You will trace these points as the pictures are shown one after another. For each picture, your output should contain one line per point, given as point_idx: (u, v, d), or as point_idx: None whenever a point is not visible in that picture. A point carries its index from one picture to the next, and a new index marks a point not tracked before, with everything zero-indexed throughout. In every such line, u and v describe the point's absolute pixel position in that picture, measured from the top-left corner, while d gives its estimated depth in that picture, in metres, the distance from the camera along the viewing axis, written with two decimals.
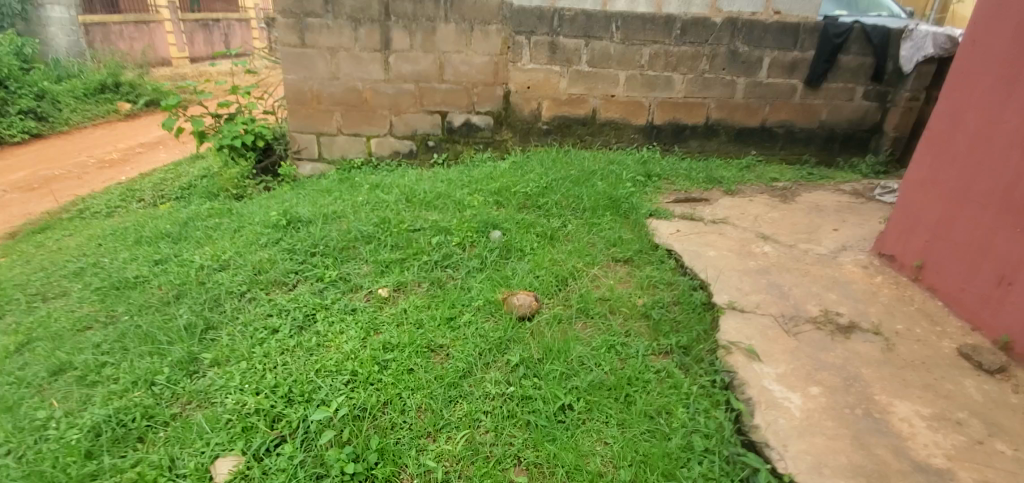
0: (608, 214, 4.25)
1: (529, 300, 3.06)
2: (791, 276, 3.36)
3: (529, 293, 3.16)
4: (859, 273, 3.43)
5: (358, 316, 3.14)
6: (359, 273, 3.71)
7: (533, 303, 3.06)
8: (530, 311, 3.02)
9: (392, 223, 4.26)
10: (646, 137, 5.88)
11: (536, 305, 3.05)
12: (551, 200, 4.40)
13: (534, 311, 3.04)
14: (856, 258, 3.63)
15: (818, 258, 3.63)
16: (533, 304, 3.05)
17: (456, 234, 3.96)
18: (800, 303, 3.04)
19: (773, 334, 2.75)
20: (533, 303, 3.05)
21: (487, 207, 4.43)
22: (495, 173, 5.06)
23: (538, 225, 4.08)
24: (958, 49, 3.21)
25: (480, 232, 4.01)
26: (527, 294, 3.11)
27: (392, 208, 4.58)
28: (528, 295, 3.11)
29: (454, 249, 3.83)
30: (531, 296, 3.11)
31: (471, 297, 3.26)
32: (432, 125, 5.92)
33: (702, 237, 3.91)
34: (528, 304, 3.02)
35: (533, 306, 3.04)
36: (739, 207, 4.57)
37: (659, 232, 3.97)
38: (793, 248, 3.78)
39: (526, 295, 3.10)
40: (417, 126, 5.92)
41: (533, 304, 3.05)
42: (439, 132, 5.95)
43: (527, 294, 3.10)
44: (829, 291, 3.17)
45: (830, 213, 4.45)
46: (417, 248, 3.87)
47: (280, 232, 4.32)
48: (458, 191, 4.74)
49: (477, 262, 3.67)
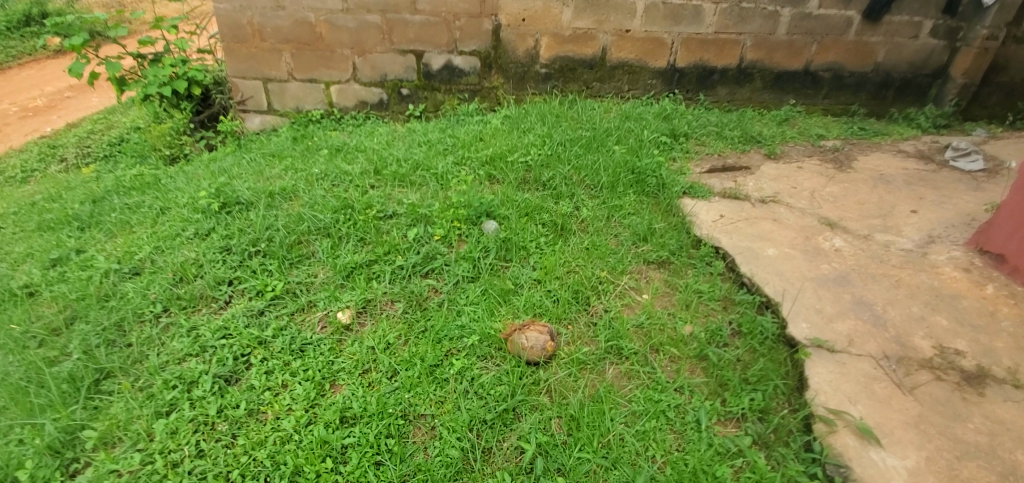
0: (630, 192, 3.37)
1: (544, 340, 2.22)
2: (880, 287, 2.57)
3: (545, 325, 2.33)
4: (962, 280, 2.65)
5: (309, 359, 2.31)
6: (311, 283, 2.82)
7: (549, 343, 2.22)
8: (545, 361, 2.20)
9: (357, 206, 3.31)
10: (666, 83, 4.87)
11: (553, 350, 2.23)
12: (558, 174, 3.48)
13: (551, 358, 2.22)
14: (952, 256, 2.84)
15: (905, 258, 2.82)
16: (550, 348, 2.22)
17: (439, 226, 3.07)
18: (905, 336, 2.27)
19: (883, 391, 2.01)
20: (549, 343, 2.22)
21: (478, 185, 3.50)
22: (485, 134, 4.08)
23: (544, 210, 3.19)
24: None
25: (470, 222, 3.11)
26: (540, 330, 2.26)
27: (358, 184, 3.62)
28: (541, 328, 2.28)
29: (437, 246, 2.96)
30: (547, 330, 2.27)
31: (462, 326, 2.42)
32: (405, 69, 4.81)
33: (753, 226, 3.07)
34: (541, 346, 2.20)
35: (548, 352, 2.21)
36: (788, 179, 3.70)
37: (698, 219, 3.11)
38: (869, 241, 2.97)
39: (539, 332, 2.25)
40: (388, 71, 4.81)
41: (549, 347, 2.22)
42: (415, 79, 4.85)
43: (540, 329, 2.26)
44: (935, 312, 2.40)
45: (900, 185, 3.60)
46: (389, 246, 2.97)
47: (211, 219, 3.36)
48: (440, 161, 3.76)
49: (468, 268, 2.81)
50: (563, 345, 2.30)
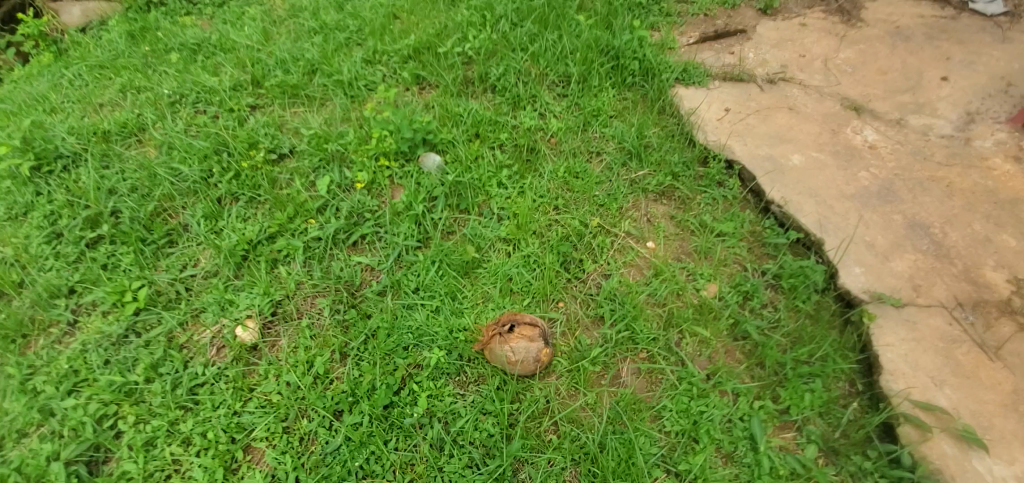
0: (609, 85, 2.54)
1: (539, 349, 1.62)
2: (932, 198, 2.06)
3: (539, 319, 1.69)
4: (1017, 176, 2.17)
5: (207, 416, 1.63)
6: (192, 281, 2.00)
7: (545, 349, 1.63)
8: (543, 376, 1.64)
9: (237, 148, 2.34)
10: None
11: (551, 361, 1.66)
12: (510, 68, 2.57)
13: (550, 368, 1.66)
14: (998, 140, 2.34)
15: (948, 150, 2.29)
16: (547, 359, 1.63)
17: (360, 168, 2.21)
18: (975, 271, 1.83)
19: (967, 360, 1.60)
20: (546, 351, 1.62)
21: (404, 96, 2.55)
22: (400, 9, 2.94)
23: (501, 126, 2.35)
24: None
25: (401, 157, 2.25)
26: (533, 335, 1.62)
27: (231, 107, 2.56)
28: (534, 329, 1.65)
29: (362, 200, 2.14)
30: (541, 331, 1.65)
31: (418, 330, 1.76)
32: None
33: (768, 120, 2.39)
34: (534, 360, 1.60)
35: (546, 363, 1.63)
36: (794, 41, 2.94)
37: (700, 119, 2.38)
38: (903, 128, 2.40)
39: (532, 337, 1.61)
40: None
41: (545, 356, 1.62)
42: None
43: (529, 328, 1.64)
44: (1001, 229, 1.95)
45: (922, 38, 2.94)
46: (291, 210, 2.12)
47: (23, 188, 2.29)
48: (344, 59, 2.69)
49: (411, 232, 2.03)
50: (559, 344, 1.73)
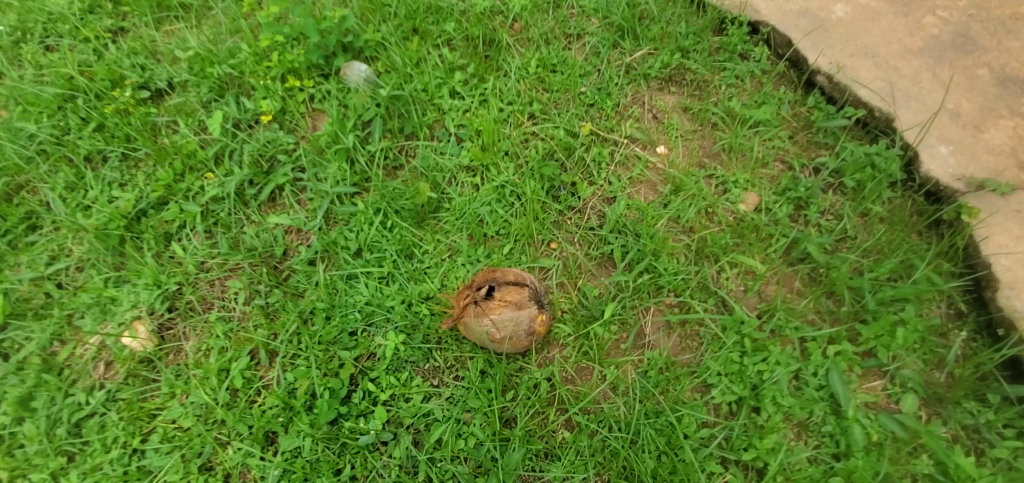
0: None
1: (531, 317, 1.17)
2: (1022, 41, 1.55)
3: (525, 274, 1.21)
4: None
5: (98, 463, 1.23)
6: (59, 277, 1.48)
7: (539, 315, 1.17)
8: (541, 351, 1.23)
9: (97, 90, 1.74)
10: None
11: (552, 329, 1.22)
12: None
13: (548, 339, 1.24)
14: None
15: None
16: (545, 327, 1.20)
17: (264, 96, 1.65)
18: None
19: None
20: (541, 319, 1.18)
21: None
22: None
23: (443, 13, 1.72)
24: None
25: (317, 73, 1.66)
26: (520, 301, 1.16)
27: (82, 34, 1.89)
28: (521, 291, 1.18)
29: (272, 139, 1.59)
30: (529, 293, 1.18)
31: (366, 309, 1.31)
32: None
33: None
34: (526, 334, 1.17)
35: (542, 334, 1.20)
36: None
37: None
38: None
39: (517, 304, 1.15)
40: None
41: (541, 327, 1.18)
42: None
43: (513, 291, 1.17)
44: None
45: None
46: (178, 165, 1.58)
47: None
48: None
49: (342, 175, 1.50)
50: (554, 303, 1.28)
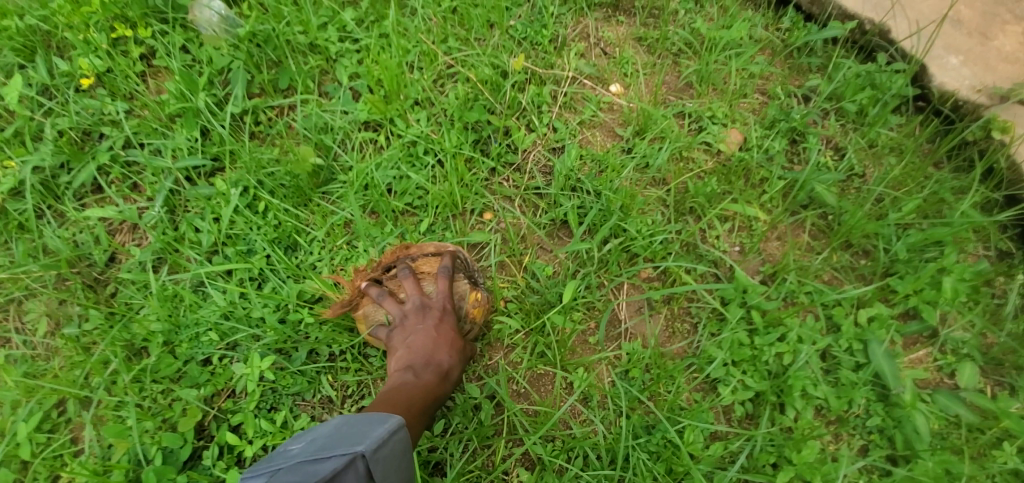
0: None
1: (459, 295, 0.86)
2: None
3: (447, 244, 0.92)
4: None
5: None
6: None
7: (471, 292, 0.87)
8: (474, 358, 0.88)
9: None
10: None
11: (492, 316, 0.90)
12: None
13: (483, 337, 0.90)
14: None
15: None
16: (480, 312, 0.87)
17: (83, 50, 1.21)
18: None
19: None
20: (473, 298, 0.87)
21: None
22: None
23: None
24: None
25: (155, 19, 1.23)
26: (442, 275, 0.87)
27: None
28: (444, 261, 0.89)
29: (95, 108, 1.16)
30: (456, 262, 0.89)
31: (227, 325, 0.92)
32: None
33: None
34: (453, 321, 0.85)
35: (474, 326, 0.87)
36: None
37: None
38: None
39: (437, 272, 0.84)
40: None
41: (473, 309, 0.86)
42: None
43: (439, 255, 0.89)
44: None
45: None
46: None
47: None
48: None
49: (193, 148, 1.09)
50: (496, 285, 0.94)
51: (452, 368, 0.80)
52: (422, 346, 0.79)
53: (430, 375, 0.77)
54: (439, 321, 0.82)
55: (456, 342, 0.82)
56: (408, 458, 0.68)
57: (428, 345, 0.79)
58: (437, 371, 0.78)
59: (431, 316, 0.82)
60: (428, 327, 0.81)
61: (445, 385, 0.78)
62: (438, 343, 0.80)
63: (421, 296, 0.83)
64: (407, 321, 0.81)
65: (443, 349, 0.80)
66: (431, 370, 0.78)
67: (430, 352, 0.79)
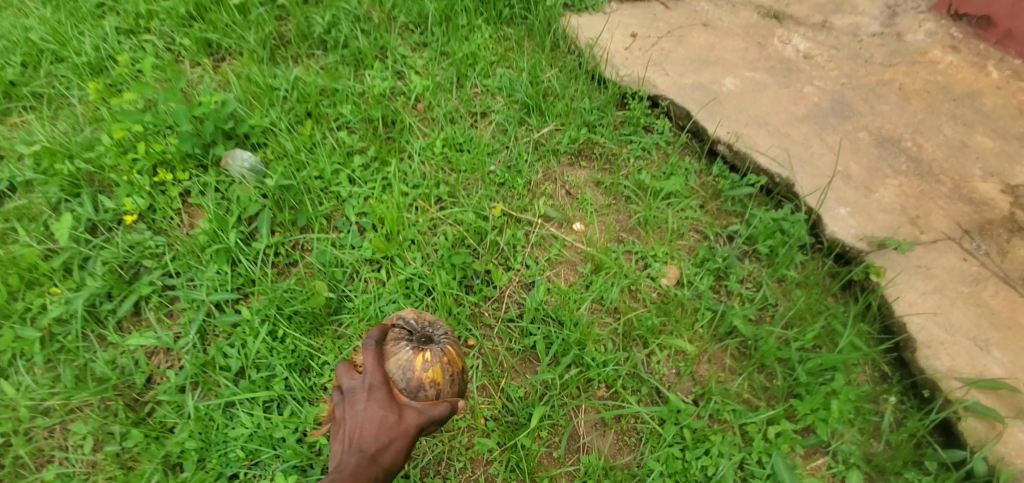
0: (484, 23, 1.90)
1: (404, 365, 0.94)
2: (889, 107, 1.69)
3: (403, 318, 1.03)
4: (962, 67, 1.89)
5: None
6: None
7: (414, 359, 0.94)
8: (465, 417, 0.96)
9: None
10: None
11: (448, 373, 0.95)
12: (340, 17, 1.83)
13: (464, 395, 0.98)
14: (928, 33, 2.04)
15: (885, 48, 1.94)
16: (429, 373, 0.93)
17: (128, 189, 1.43)
18: (964, 185, 1.48)
19: (1000, 303, 1.23)
20: (420, 363, 0.93)
21: (188, 73, 1.72)
22: None
23: (341, 98, 1.64)
24: None
25: (194, 164, 1.48)
26: (384, 350, 0.96)
27: None
28: (387, 337, 0.99)
29: (135, 240, 1.36)
30: (393, 338, 0.97)
31: (252, 443, 1.11)
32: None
33: (681, 42, 1.91)
34: (399, 393, 0.92)
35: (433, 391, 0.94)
36: None
37: (604, 48, 1.86)
38: (830, 31, 2.02)
39: (361, 353, 0.93)
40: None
41: (420, 374, 0.93)
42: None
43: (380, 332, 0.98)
44: (972, 131, 1.63)
45: None
46: (12, 280, 1.29)
47: None
48: (85, 29, 1.81)
49: (221, 281, 1.30)
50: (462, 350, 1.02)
51: (381, 444, 0.85)
52: (355, 428, 0.87)
53: (358, 455, 0.84)
54: (367, 399, 0.89)
55: (390, 414, 0.88)
56: None
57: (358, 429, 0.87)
58: (362, 452, 0.84)
59: (360, 399, 0.90)
60: (360, 407, 0.89)
61: (376, 463, 0.84)
62: (366, 425, 0.87)
63: (352, 380, 0.92)
64: (345, 407, 0.91)
65: (373, 426, 0.87)
66: (359, 455, 0.84)
67: (356, 438, 0.86)
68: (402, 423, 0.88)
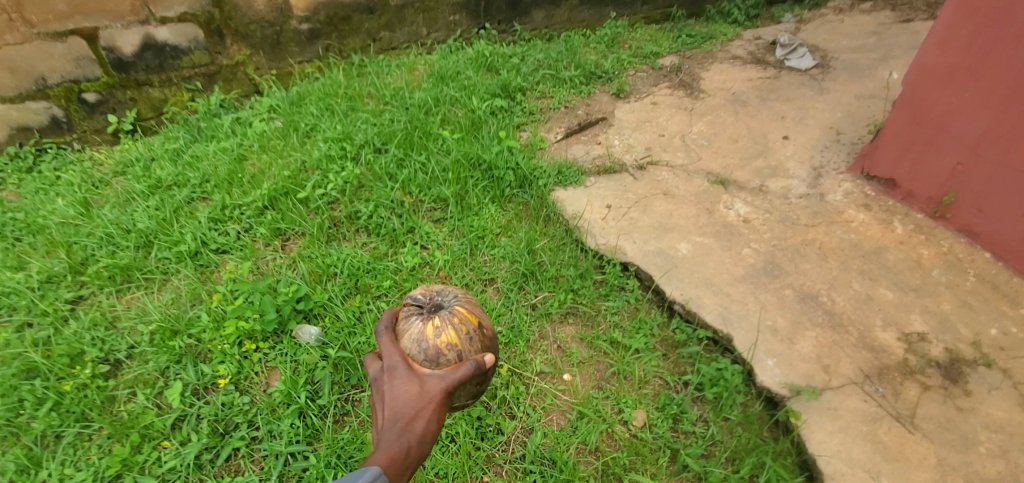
0: (490, 202, 2.45)
1: (417, 337, 1.37)
2: (810, 265, 2.15)
3: (408, 304, 1.48)
4: (872, 224, 2.36)
5: None
6: None
7: (424, 332, 1.37)
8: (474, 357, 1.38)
9: (56, 367, 1.88)
10: (471, 17, 3.72)
11: (449, 336, 1.38)
12: (380, 205, 2.39)
13: (468, 343, 1.40)
14: (846, 191, 2.53)
15: (810, 209, 2.44)
16: (436, 337, 1.37)
17: (222, 358, 1.88)
18: (867, 334, 1.89)
19: (890, 439, 1.62)
20: (428, 332, 1.37)
21: (264, 255, 2.25)
22: (248, 152, 2.74)
23: (381, 273, 2.13)
24: None
25: (271, 335, 1.94)
26: (401, 335, 1.40)
27: (43, 310, 2.09)
28: (400, 326, 1.42)
29: (227, 400, 1.79)
30: (405, 324, 1.41)
31: None
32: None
33: (646, 210, 2.43)
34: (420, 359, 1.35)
35: (440, 351, 1.36)
36: (650, 121, 3.10)
37: (585, 219, 2.36)
38: (766, 194, 2.54)
39: (378, 345, 1.37)
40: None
41: (433, 340, 1.36)
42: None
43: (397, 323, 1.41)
44: (876, 284, 2.07)
45: (756, 104, 3.21)
46: (135, 438, 1.71)
47: None
48: (186, 222, 2.37)
49: (294, 433, 1.71)
50: (461, 309, 1.44)
51: (415, 398, 1.27)
52: (394, 396, 1.28)
53: (402, 411, 1.25)
54: (398, 373, 1.31)
55: (411, 383, 1.29)
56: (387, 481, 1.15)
57: (392, 400, 1.27)
58: (406, 407, 1.25)
59: (392, 374, 1.32)
60: (393, 381, 1.30)
61: (418, 413, 1.25)
62: (396, 396, 1.28)
63: (384, 364, 1.34)
64: (383, 385, 1.32)
65: (407, 388, 1.29)
66: (400, 416, 1.24)
67: (397, 399, 1.27)
68: (424, 380, 1.30)
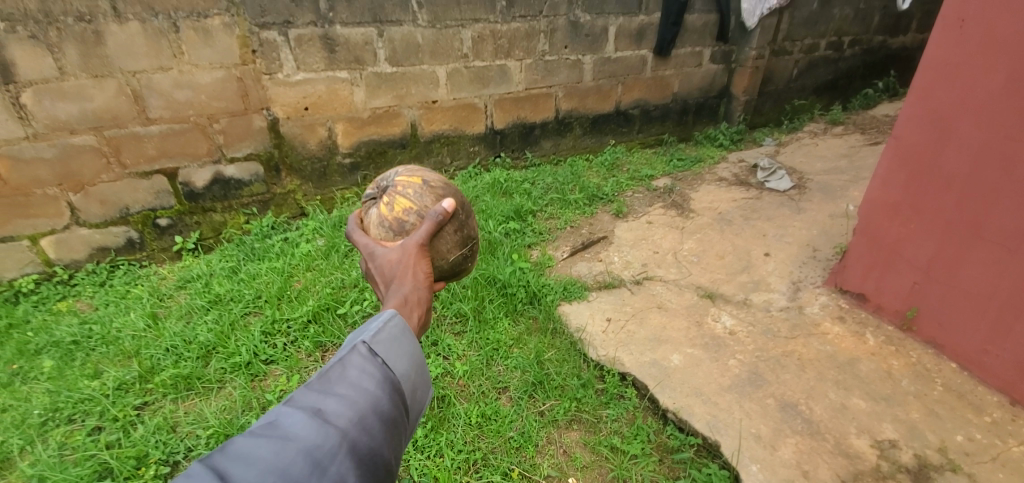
0: (505, 316, 2.79)
1: (384, 221, 1.68)
2: (790, 376, 2.40)
3: (365, 204, 1.81)
4: (846, 336, 2.62)
5: None
6: None
7: (384, 213, 1.70)
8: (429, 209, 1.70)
9: (125, 467, 2.15)
10: (489, 147, 4.31)
11: (400, 204, 1.70)
12: None
13: (417, 201, 1.72)
14: (822, 305, 2.83)
15: (790, 322, 2.72)
16: (393, 210, 1.70)
17: None
18: (842, 441, 2.10)
19: None
20: (387, 211, 1.70)
21: (308, 366, 2.60)
22: (296, 272, 3.19)
23: None
24: (931, 39, 2.30)
25: None
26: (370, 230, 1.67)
27: (115, 415, 2.39)
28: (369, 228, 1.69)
29: None
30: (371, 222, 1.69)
31: None
32: (220, 98, 3.32)
33: (642, 323, 2.74)
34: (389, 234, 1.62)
35: (400, 218, 1.68)
36: (646, 239, 3.50)
37: (588, 332, 2.68)
38: (750, 308, 2.84)
39: (354, 239, 1.62)
40: (203, 92, 3.27)
41: (393, 213, 1.69)
42: (225, 121, 3.40)
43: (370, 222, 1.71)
44: (850, 394, 2.30)
45: (740, 222, 3.61)
46: None
47: None
48: (242, 336, 2.74)
49: None
50: (402, 178, 1.79)
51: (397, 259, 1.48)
52: (383, 268, 1.48)
53: (392, 272, 1.46)
54: (378, 252, 1.52)
55: (385, 248, 1.52)
56: (401, 334, 1.25)
57: (380, 270, 1.49)
58: (392, 265, 1.47)
59: (374, 253, 1.53)
60: (376, 260, 1.51)
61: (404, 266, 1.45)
62: (383, 263, 1.49)
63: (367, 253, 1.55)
64: (373, 269, 1.51)
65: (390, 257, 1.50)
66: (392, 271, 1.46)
67: (386, 266, 1.48)
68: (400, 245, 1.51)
